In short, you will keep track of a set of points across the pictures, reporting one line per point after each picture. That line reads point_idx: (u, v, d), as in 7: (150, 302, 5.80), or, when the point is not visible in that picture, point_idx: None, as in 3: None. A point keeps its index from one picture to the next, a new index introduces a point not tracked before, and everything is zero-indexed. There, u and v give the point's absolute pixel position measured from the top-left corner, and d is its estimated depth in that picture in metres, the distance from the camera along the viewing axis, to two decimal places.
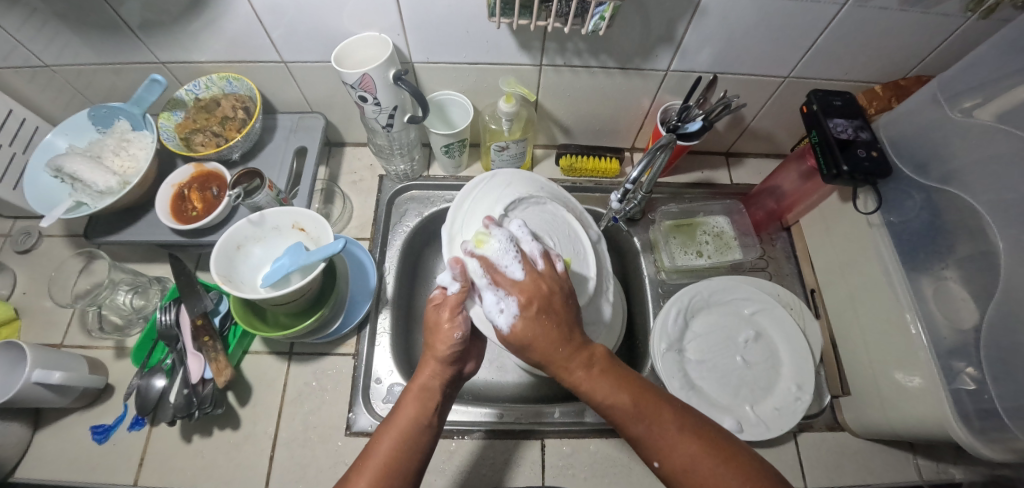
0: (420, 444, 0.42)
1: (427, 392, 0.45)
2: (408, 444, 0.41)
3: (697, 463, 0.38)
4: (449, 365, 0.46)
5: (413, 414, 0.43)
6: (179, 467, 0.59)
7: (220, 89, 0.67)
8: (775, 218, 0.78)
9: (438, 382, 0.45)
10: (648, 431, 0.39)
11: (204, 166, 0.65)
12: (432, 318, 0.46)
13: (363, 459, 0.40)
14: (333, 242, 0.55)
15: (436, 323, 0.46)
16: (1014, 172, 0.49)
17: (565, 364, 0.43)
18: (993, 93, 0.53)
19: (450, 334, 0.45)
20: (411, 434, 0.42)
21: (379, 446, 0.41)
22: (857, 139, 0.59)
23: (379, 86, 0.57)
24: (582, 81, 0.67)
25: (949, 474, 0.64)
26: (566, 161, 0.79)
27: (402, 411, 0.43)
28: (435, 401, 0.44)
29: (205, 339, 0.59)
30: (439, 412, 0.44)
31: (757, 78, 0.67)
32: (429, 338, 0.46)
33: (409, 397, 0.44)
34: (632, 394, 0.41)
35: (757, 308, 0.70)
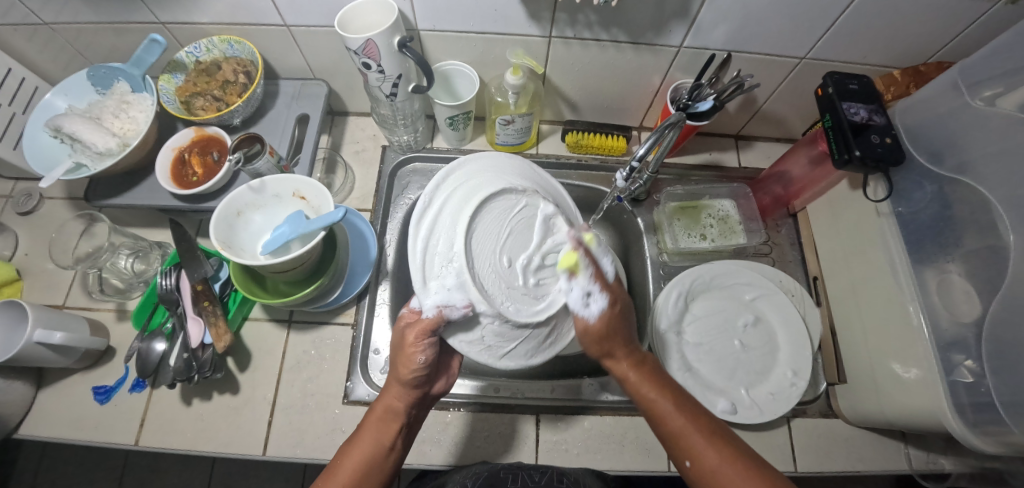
0: (384, 461, 0.45)
1: (391, 412, 0.47)
2: (370, 462, 0.45)
3: (730, 474, 0.41)
4: (410, 389, 0.46)
5: (378, 430, 0.46)
6: (179, 429, 0.60)
7: (222, 52, 0.65)
8: (782, 204, 0.77)
9: (400, 401, 0.46)
10: (687, 439, 0.43)
11: (204, 130, 0.63)
12: (395, 339, 0.46)
13: (329, 473, 0.44)
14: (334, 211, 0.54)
15: (400, 347, 0.45)
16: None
17: (618, 370, 0.48)
18: (1015, 82, 0.51)
19: (415, 364, 0.45)
20: (370, 453, 0.45)
21: (346, 459, 0.45)
22: (872, 123, 0.57)
23: (382, 53, 0.56)
24: (592, 55, 0.65)
25: (940, 464, 0.64)
26: (572, 137, 0.77)
27: (366, 432, 0.46)
28: (398, 421, 0.47)
29: (204, 303, 0.60)
30: (401, 430, 0.47)
31: (772, 58, 0.65)
32: (395, 361, 0.47)
33: (371, 419, 0.47)
34: (680, 403, 0.45)
35: (758, 294, 0.69)
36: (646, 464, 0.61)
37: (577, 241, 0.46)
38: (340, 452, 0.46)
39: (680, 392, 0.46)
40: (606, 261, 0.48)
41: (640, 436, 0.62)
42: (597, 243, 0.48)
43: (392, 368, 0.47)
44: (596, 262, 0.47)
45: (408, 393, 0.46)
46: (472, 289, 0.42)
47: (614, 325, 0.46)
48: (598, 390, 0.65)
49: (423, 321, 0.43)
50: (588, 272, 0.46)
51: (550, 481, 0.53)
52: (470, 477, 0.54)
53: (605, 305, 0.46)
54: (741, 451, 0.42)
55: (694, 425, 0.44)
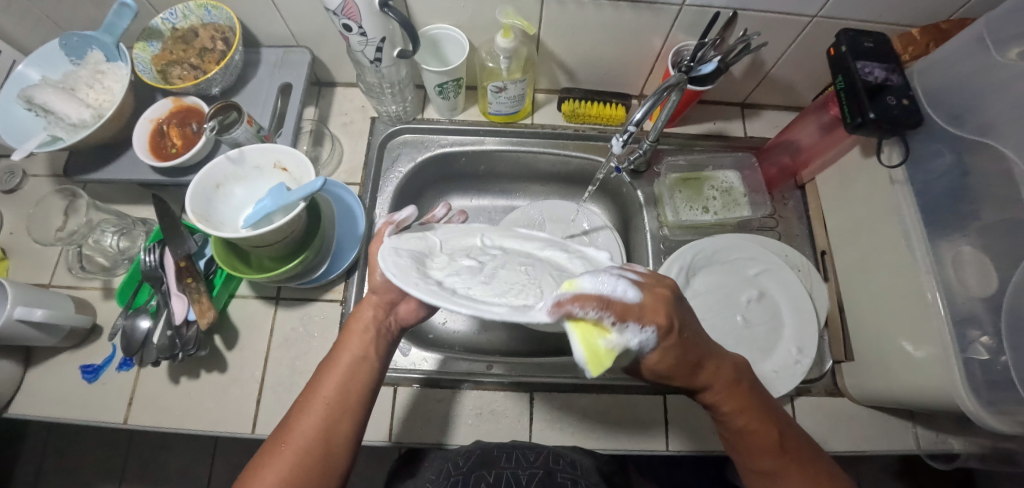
0: (360, 378, 0.43)
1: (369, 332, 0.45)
2: (350, 380, 0.42)
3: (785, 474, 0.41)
4: (384, 311, 0.46)
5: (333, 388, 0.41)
6: (167, 407, 0.59)
7: (199, 19, 0.62)
8: (789, 175, 0.74)
9: (374, 318, 0.46)
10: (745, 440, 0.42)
11: (183, 100, 0.61)
12: (357, 307, 0.46)
13: (309, 393, 0.41)
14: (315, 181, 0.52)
15: (358, 312, 0.46)
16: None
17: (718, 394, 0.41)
18: None
19: (389, 285, 0.45)
20: (348, 369, 0.43)
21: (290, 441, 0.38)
22: (888, 84, 0.53)
23: (363, 13, 0.52)
24: (589, 16, 0.62)
25: (949, 444, 0.62)
26: (569, 106, 0.73)
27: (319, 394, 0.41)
28: (373, 336, 0.45)
29: (187, 280, 0.58)
30: (365, 380, 0.43)
31: (782, 17, 0.61)
32: (354, 314, 0.46)
33: (348, 338, 0.45)
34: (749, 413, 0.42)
35: (761, 269, 0.67)
36: (642, 443, 0.60)
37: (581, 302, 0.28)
38: (319, 375, 0.43)
39: (766, 412, 0.42)
40: (604, 283, 0.30)
41: (637, 414, 0.61)
42: (586, 283, 0.29)
43: (351, 323, 0.46)
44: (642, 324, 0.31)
45: (379, 311, 0.46)
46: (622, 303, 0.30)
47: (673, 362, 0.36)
48: None
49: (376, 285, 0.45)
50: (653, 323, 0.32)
51: (544, 461, 0.51)
52: (463, 456, 0.53)
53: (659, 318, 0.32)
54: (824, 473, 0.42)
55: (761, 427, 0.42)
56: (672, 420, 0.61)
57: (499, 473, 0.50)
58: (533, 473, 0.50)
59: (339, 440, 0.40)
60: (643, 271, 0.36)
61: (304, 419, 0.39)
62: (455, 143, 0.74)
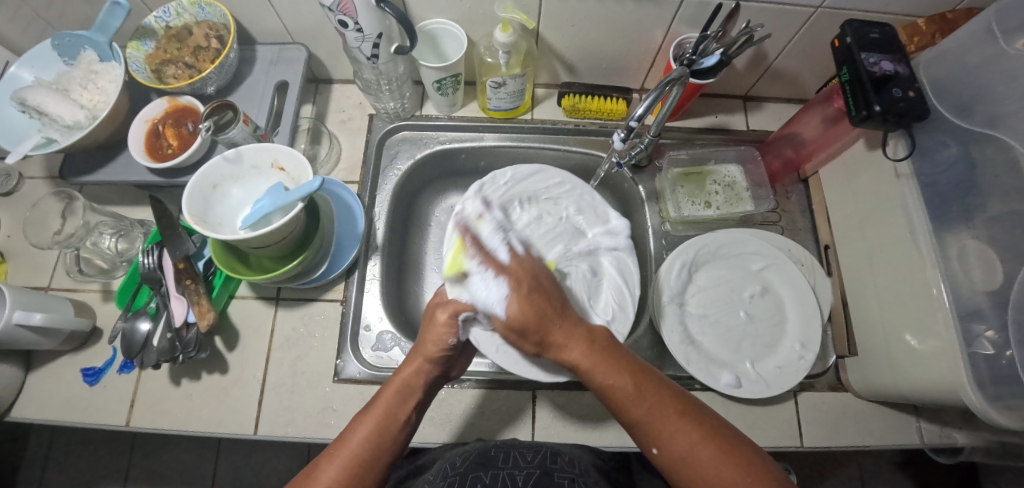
0: (394, 435, 0.43)
1: (413, 390, 0.46)
2: (384, 436, 0.43)
3: (700, 456, 0.39)
4: (434, 363, 0.47)
5: (393, 402, 0.45)
6: (169, 409, 0.59)
7: (193, 16, 0.61)
8: (792, 169, 0.73)
9: (422, 368, 0.47)
10: (651, 421, 0.41)
11: (178, 99, 0.60)
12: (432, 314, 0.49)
13: (340, 443, 0.42)
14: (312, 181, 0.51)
15: (430, 323, 0.49)
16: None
17: (569, 352, 0.46)
18: None
19: (445, 333, 0.47)
20: (385, 424, 0.43)
21: (350, 442, 0.42)
22: (894, 76, 0.52)
23: (359, 9, 0.52)
24: (589, 9, 0.60)
25: (953, 438, 0.62)
26: (569, 100, 0.72)
27: (376, 409, 0.44)
28: (415, 397, 0.46)
29: (187, 282, 0.58)
30: (414, 410, 0.46)
31: (785, 8, 0.60)
32: (422, 336, 0.49)
33: (389, 391, 0.46)
34: (640, 383, 0.43)
35: (765, 264, 0.66)
36: None
37: (460, 235, 0.53)
38: (353, 424, 0.44)
39: (648, 377, 0.44)
40: (492, 241, 0.51)
41: None
42: (486, 228, 0.53)
43: (418, 345, 0.49)
44: (485, 248, 0.50)
45: (428, 364, 0.47)
46: (491, 255, 0.50)
47: (527, 312, 0.46)
48: None
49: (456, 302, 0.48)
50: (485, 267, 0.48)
51: (542, 462, 0.51)
52: (461, 457, 0.53)
53: (509, 290, 0.47)
54: (729, 447, 0.39)
55: (655, 403, 0.42)
56: None
57: (496, 473, 0.49)
58: (529, 472, 0.49)
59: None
60: (505, 256, 0.49)
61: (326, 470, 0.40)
62: (454, 140, 0.73)
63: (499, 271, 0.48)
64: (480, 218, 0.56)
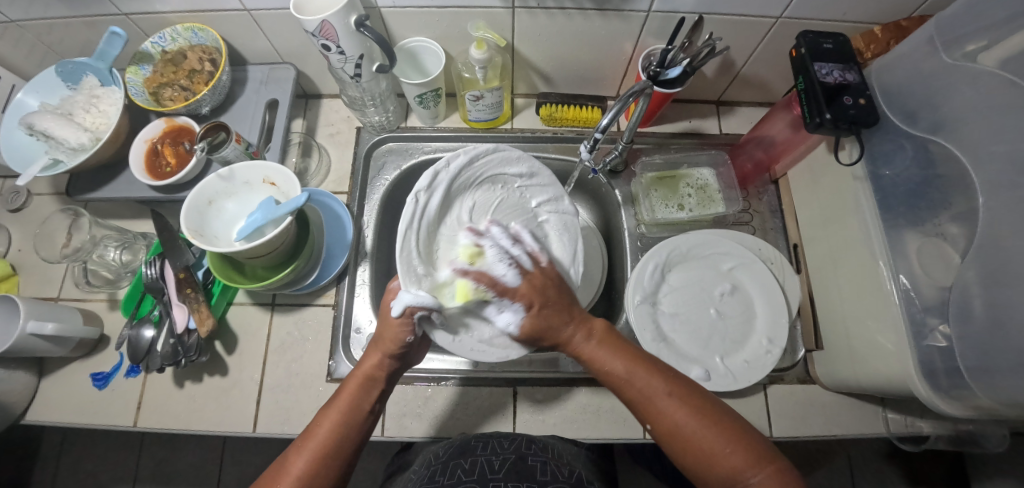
0: (357, 426, 0.47)
1: (371, 384, 0.50)
2: (342, 428, 0.47)
3: (688, 431, 0.42)
4: (393, 357, 0.50)
5: (358, 393, 0.49)
6: (174, 410, 0.63)
7: (187, 41, 0.64)
8: (763, 170, 0.76)
9: (380, 361, 0.50)
10: (648, 400, 0.44)
11: (174, 120, 0.64)
12: (384, 313, 0.50)
13: (306, 436, 0.46)
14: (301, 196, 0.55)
15: (385, 319, 0.50)
16: (1016, 120, 0.45)
17: (571, 334, 0.50)
18: (1001, 34, 0.49)
19: (401, 332, 0.48)
20: (343, 415, 0.47)
21: (321, 425, 0.47)
22: (847, 83, 0.55)
23: (341, 34, 0.55)
24: (559, 24, 0.64)
25: (918, 427, 0.64)
26: (546, 110, 0.76)
27: (345, 395, 0.49)
28: (377, 388, 0.50)
29: (187, 290, 0.62)
30: (379, 398, 0.50)
31: (747, 19, 0.62)
32: (379, 332, 0.50)
33: (353, 382, 0.49)
34: (633, 368, 0.46)
35: (735, 263, 0.69)
36: (622, 432, 0.62)
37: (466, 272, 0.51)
38: (318, 416, 0.48)
39: (649, 362, 0.46)
40: (500, 265, 0.51)
41: (615, 405, 0.64)
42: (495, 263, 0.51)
43: (377, 337, 0.51)
44: (496, 278, 0.50)
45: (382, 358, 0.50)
46: (502, 284, 0.50)
47: (541, 324, 0.49)
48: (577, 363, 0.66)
49: (392, 322, 0.48)
50: (489, 289, 0.50)
51: (517, 448, 0.55)
52: (445, 449, 0.57)
53: (522, 288, 0.50)
54: (730, 429, 0.42)
55: (649, 385, 0.45)
56: None
57: (475, 460, 0.53)
58: (505, 458, 0.53)
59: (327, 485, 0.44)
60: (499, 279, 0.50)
61: (296, 459, 0.45)
62: (438, 149, 0.77)
63: (517, 298, 0.49)
64: (474, 243, 0.53)
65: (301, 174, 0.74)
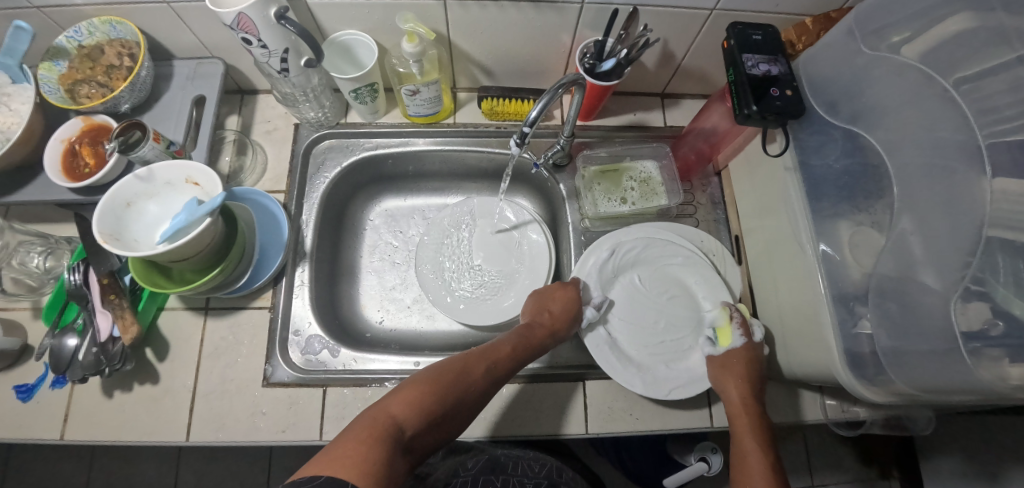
0: (504, 369, 0.57)
1: (509, 354, 0.59)
2: (478, 372, 0.55)
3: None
4: (549, 331, 0.62)
5: (520, 349, 0.60)
6: (102, 422, 0.61)
7: (105, 35, 0.61)
8: (705, 160, 0.75)
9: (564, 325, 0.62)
10: (744, 449, 0.56)
11: (93, 119, 0.60)
12: (557, 293, 0.65)
13: (496, 348, 0.59)
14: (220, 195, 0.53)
15: (561, 292, 0.64)
16: (932, 110, 0.46)
17: (729, 393, 0.59)
18: (922, 27, 0.48)
19: (569, 303, 0.63)
20: (486, 367, 0.56)
21: (501, 352, 0.58)
22: (773, 75, 0.55)
23: (260, 27, 0.53)
24: (494, 16, 0.63)
25: (853, 413, 0.66)
26: (488, 104, 0.74)
27: (528, 342, 0.61)
28: (534, 345, 0.61)
29: (110, 297, 0.58)
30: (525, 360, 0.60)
31: (681, 11, 0.62)
32: (551, 298, 0.65)
33: (540, 333, 0.61)
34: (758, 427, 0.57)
35: (680, 263, 0.69)
36: (563, 428, 0.62)
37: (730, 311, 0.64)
38: (471, 358, 0.56)
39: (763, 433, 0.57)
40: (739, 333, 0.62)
41: (558, 400, 0.63)
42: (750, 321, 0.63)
43: (546, 301, 0.65)
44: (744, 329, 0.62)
45: (550, 332, 0.62)
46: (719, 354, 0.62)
47: (741, 364, 0.60)
48: None
49: (562, 300, 0.64)
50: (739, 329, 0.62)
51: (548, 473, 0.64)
52: (472, 460, 0.63)
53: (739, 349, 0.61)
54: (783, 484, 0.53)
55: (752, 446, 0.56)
56: (591, 406, 0.63)
57: (507, 479, 0.60)
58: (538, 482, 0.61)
59: (454, 419, 0.52)
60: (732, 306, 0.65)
61: (423, 387, 0.51)
62: (381, 146, 0.77)
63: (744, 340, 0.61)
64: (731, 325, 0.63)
65: (235, 173, 0.72)
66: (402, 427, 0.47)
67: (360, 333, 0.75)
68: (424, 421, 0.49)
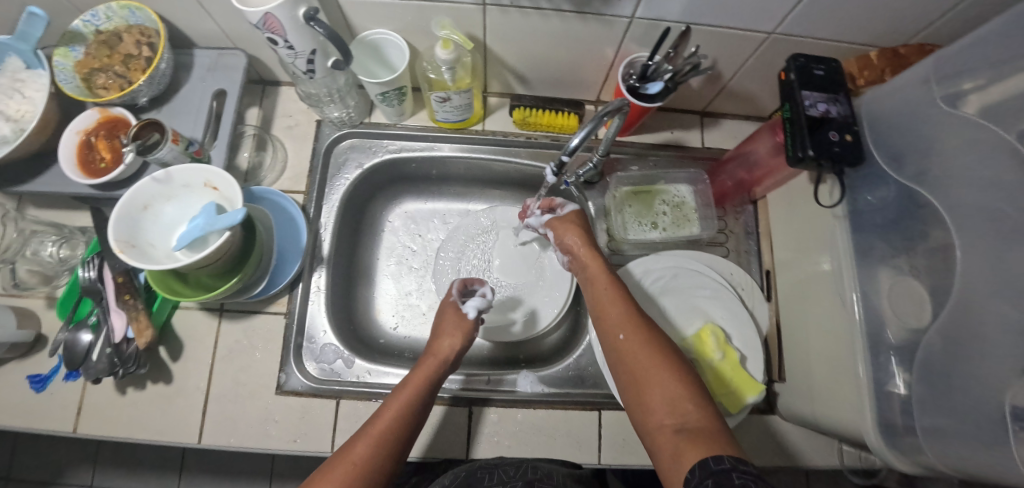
0: (412, 416, 0.52)
1: (415, 403, 0.53)
2: (387, 443, 0.48)
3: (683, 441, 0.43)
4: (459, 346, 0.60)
5: (432, 373, 0.56)
6: (116, 417, 0.61)
7: (123, 20, 0.57)
8: (744, 190, 0.71)
9: (440, 363, 0.58)
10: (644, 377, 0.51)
11: (110, 110, 0.58)
12: (446, 315, 0.64)
13: (373, 421, 0.50)
14: (238, 211, 0.50)
15: (450, 313, 0.63)
16: (1009, 175, 0.42)
17: (613, 313, 0.57)
18: (1004, 78, 0.44)
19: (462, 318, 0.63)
20: (386, 426, 0.49)
21: (392, 404, 0.52)
22: (832, 117, 0.51)
23: (287, 28, 0.50)
24: (537, 24, 0.58)
25: (870, 461, 0.64)
26: (520, 114, 0.71)
27: (419, 377, 0.56)
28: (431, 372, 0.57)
29: (125, 297, 0.58)
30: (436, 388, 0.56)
31: (738, 33, 0.58)
32: (440, 321, 0.64)
33: (433, 358, 0.58)
34: (658, 347, 0.52)
35: (709, 295, 0.66)
36: (575, 456, 0.62)
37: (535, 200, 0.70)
38: (354, 439, 0.49)
39: (670, 362, 0.51)
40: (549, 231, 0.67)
41: (571, 429, 0.63)
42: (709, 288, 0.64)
43: (438, 328, 0.63)
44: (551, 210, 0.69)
45: (447, 365, 0.58)
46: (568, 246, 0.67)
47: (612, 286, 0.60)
48: (534, 383, 0.66)
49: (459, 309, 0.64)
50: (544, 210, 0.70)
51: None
52: (449, 478, 0.55)
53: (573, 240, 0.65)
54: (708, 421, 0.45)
55: (651, 370, 0.50)
56: (606, 435, 0.63)
57: None
58: None
59: None
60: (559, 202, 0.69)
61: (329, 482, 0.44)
62: (405, 149, 0.74)
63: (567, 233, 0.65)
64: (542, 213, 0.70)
65: (254, 170, 0.69)
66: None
67: (374, 338, 0.74)
68: None
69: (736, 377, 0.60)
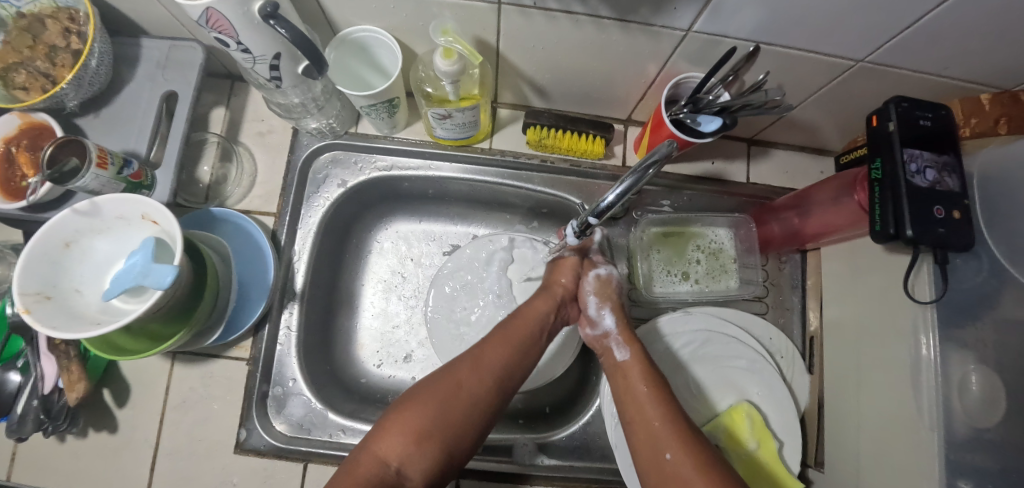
0: (524, 356, 0.46)
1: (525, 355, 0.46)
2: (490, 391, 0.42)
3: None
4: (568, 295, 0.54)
5: (544, 317, 0.50)
6: (54, 469, 0.53)
7: (48, 2, 0.46)
8: (795, 242, 0.59)
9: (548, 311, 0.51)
10: (638, 426, 0.42)
11: (32, 116, 0.48)
12: (561, 268, 0.56)
13: (480, 350, 0.44)
14: (171, 269, 0.40)
15: (564, 266, 0.55)
16: None
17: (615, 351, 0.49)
18: None
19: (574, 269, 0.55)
20: (485, 359, 0.44)
21: (497, 338, 0.46)
22: (938, 187, 0.40)
23: (239, 28, 0.38)
24: (563, 32, 0.46)
25: None
26: (535, 134, 0.59)
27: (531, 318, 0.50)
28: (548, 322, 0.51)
29: (55, 341, 0.49)
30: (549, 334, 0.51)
31: (818, 58, 0.45)
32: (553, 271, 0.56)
33: (548, 293, 0.53)
34: (646, 380, 0.45)
35: (745, 367, 0.57)
36: None
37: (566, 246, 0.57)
38: (456, 361, 0.44)
39: (665, 399, 0.43)
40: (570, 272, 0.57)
41: None
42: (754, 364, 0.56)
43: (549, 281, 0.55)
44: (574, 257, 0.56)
45: (559, 305, 0.52)
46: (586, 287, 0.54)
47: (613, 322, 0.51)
48: (534, 453, 0.57)
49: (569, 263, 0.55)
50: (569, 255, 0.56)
51: None
52: None
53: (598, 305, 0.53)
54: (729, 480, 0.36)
55: (640, 411, 0.42)
56: None
57: None
58: None
59: (450, 438, 0.39)
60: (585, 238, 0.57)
61: (424, 404, 0.40)
62: (397, 166, 0.62)
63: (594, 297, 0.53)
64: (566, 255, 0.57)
65: (218, 184, 0.59)
66: (404, 473, 0.37)
67: (354, 378, 0.64)
68: (412, 442, 0.38)
69: (772, 471, 0.51)
